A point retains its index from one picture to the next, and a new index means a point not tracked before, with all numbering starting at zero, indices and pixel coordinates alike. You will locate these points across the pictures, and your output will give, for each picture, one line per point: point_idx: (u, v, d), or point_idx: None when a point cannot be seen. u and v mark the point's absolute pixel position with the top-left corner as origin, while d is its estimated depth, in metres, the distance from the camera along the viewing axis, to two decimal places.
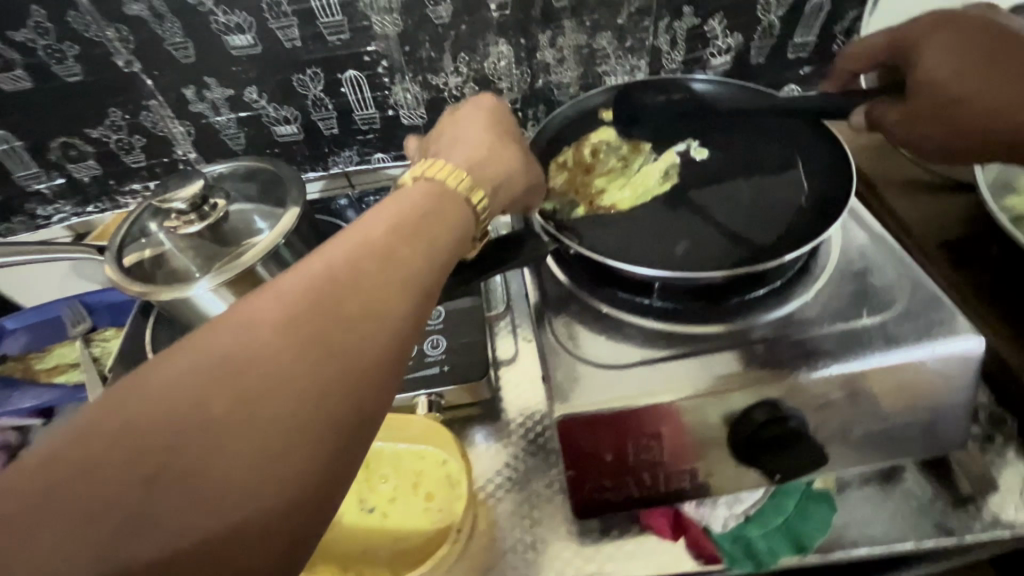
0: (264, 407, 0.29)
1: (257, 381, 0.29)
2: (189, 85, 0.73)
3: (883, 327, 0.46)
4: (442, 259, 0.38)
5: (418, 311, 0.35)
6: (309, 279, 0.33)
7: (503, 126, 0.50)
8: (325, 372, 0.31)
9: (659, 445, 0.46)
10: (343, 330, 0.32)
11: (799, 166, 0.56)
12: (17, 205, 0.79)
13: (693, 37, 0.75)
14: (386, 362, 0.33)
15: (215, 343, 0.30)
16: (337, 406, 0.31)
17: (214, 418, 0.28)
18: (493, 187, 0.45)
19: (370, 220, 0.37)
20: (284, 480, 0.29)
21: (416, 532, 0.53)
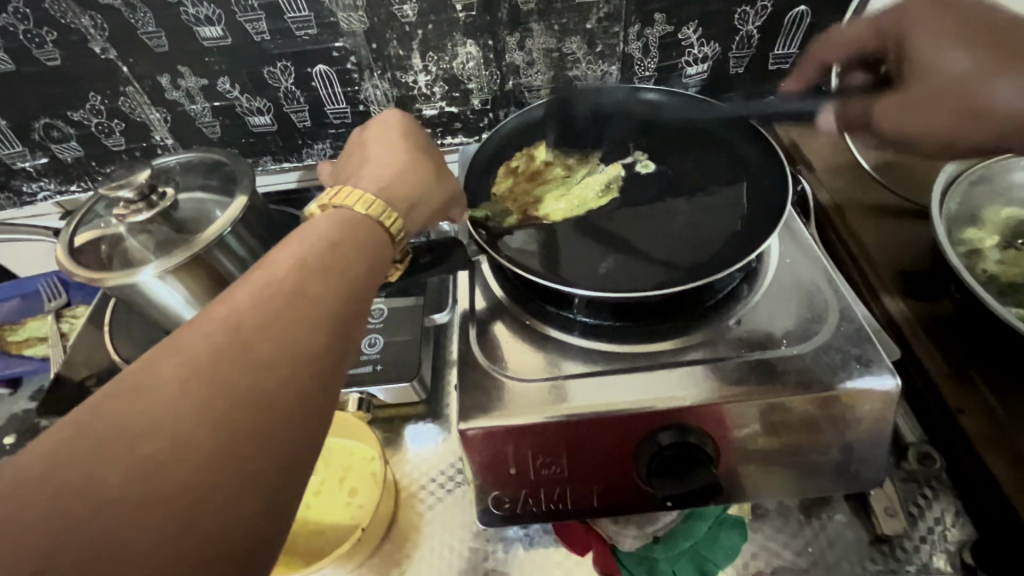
0: (168, 467, 0.27)
1: (153, 436, 0.28)
2: (163, 73, 0.74)
3: (799, 360, 0.46)
4: (359, 287, 0.37)
5: (338, 341, 0.34)
6: (210, 330, 0.32)
7: (413, 143, 0.51)
8: (233, 417, 0.29)
9: (563, 463, 0.46)
10: (251, 375, 0.31)
11: (743, 187, 0.55)
12: (4, 181, 0.83)
13: (666, 45, 0.73)
14: (307, 395, 0.32)
15: (110, 410, 0.29)
16: (253, 455, 0.29)
17: (107, 483, 0.26)
18: (405, 205, 0.45)
19: (278, 260, 0.36)
20: (203, 544, 0.27)
21: (335, 526, 0.55)
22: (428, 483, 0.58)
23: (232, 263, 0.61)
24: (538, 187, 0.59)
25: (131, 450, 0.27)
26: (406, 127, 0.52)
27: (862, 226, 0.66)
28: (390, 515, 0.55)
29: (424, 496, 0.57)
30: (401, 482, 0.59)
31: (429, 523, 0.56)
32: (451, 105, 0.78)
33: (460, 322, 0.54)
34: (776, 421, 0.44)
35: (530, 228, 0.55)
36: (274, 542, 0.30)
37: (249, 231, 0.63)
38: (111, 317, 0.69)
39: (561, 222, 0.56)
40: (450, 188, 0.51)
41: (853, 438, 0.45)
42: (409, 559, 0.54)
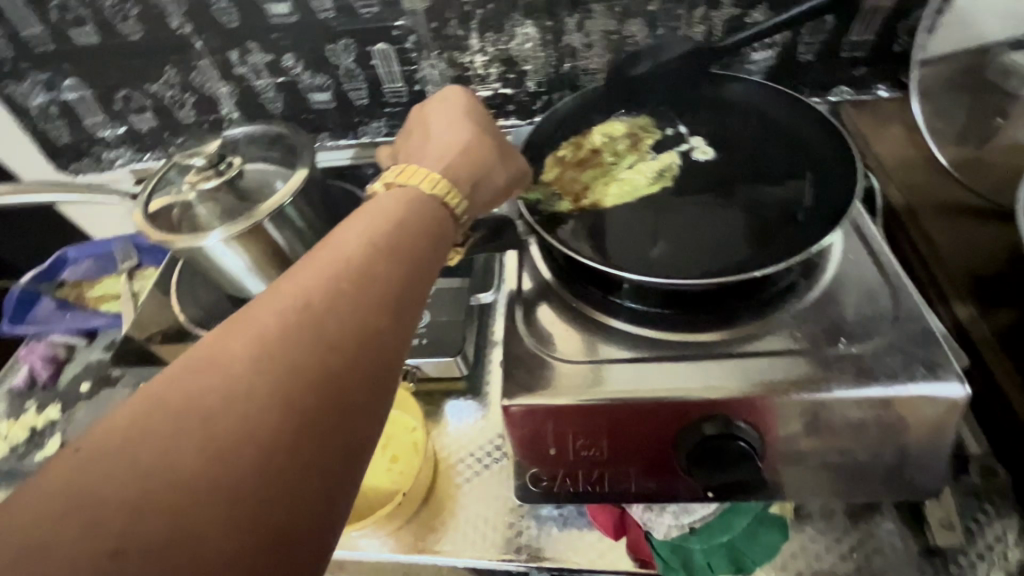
0: (240, 438, 0.28)
1: (229, 409, 0.29)
2: (233, 49, 0.78)
3: (858, 359, 0.44)
4: (418, 270, 0.38)
5: (398, 322, 0.35)
6: (279, 309, 0.32)
7: (478, 121, 0.52)
8: (302, 393, 0.30)
9: (602, 446, 0.46)
10: (318, 351, 0.31)
11: (807, 178, 0.53)
12: (86, 149, 0.89)
13: (731, 29, 0.70)
14: (370, 372, 0.33)
15: (186, 383, 0.30)
16: (320, 432, 0.30)
17: (186, 452, 0.27)
18: (470, 183, 0.46)
19: (342, 240, 0.36)
20: (275, 519, 0.28)
21: (377, 489, 0.57)
22: (465, 457, 0.60)
23: (290, 234, 0.64)
24: (586, 174, 0.58)
25: (206, 423, 0.28)
26: (469, 107, 0.53)
27: (933, 225, 0.62)
28: (427, 486, 0.57)
29: (461, 470, 0.59)
30: (441, 454, 0.60)
31: (465, 495, 0.57)
32: (505, 86, 0.78)
33: (507, 302, 0.54)
34: (828, 419, 0.43)
35: (580, 210, 0.55)
36: (338, 519, 0.30)
37: (307, 203, 0.65)
38: (178, 279, 0.74)
39: (611, 207, 0.55)
40: (512, 164, 0.52)
41: (911, 443, 0.43)
42: (445, 529, 0.55)
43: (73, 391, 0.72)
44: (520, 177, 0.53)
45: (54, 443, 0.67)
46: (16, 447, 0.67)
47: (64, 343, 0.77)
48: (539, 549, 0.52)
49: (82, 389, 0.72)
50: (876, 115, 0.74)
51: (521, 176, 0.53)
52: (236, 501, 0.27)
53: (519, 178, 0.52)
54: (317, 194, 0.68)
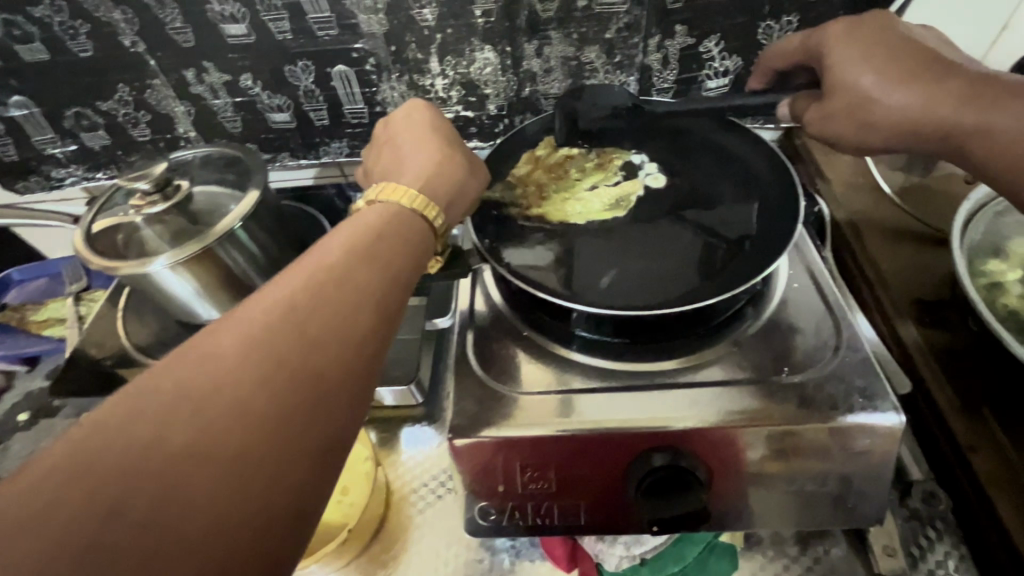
0: (222, 434, 0.27)
1: (212, 405, 0.28)
2: (189, 68, 0.76)
3: (801, 388, 0.44)
4: (402, 276, 0.37)
5: (384, 325, 0.35)
6: (264, 309, 0.31)
7: (449, 140, 0.52)
8: (287, 391, 0.29)
9: (549, 481, 0.45)
10: (303, 349, 0.31)
11: (754, 207, 0.54)
12: (35, 166, 0.86)
13: (686, 58, 0.72)
14: (356, 373, 0.32)
15: (168, 377, 0.28)
16: (303, 430, 0.29)
17: (164, 449, 0.26)
18: (445, 200, 0.46)
19: (326, 245, 0.36)
20: (251, 523, 0.26)
21: (325, 523, 0.54)
22: (418, 488, 0.59)
23: (241, 258, 0.63)
24: (552, 180, 0.59)
25: (190, 418, 0.27)
26: (438, 122, 0.53)
27: (878, 249, 0.64)
28: (378, 518, 0.56)
29: (415, 501, 0.58)
30: (395, 483, 0.59)
31: (418, 527, 0.56)
32: (467, 109, 0.79)
33: (459, 329, 0.54)
34: (773, 450, 0.43)
35: (532, 229, 0.55)
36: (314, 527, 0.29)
37: (260, 226, 0.64)
38: (124, 303, 0.71)
39: (565, 220, 0.55)
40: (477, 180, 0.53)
41: (854, 472, 0.44)
42: (397, 562, 0.54)
43: (10, 421, 0.68)
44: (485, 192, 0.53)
45: None
46: None
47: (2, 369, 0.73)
48: None
49: (20, 419, 0.68)
50: None
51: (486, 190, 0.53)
52: (219, 494, 0.26)
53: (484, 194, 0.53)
54: (271, 217, 0.67)
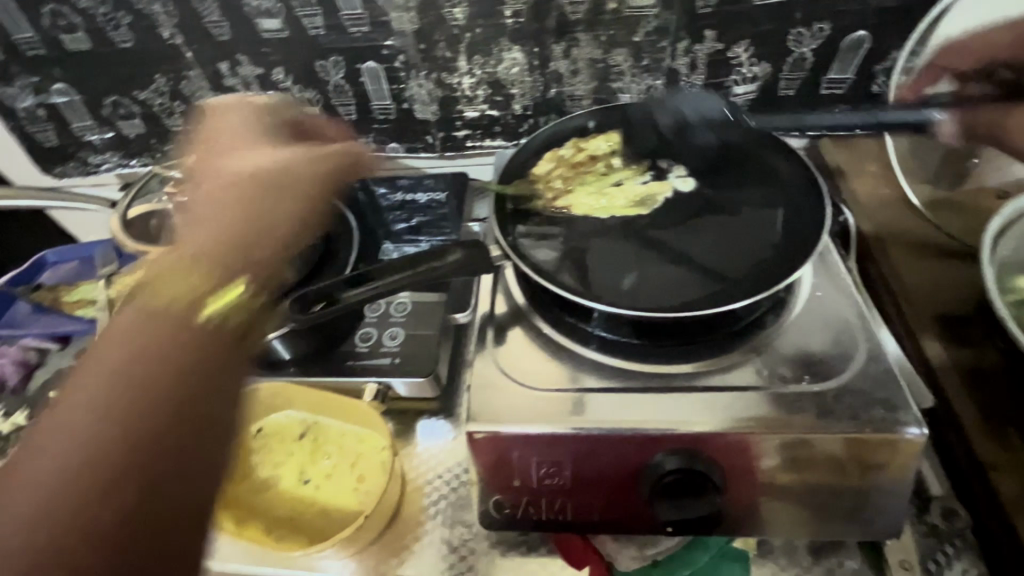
0: (80, 458, 0.32)
1: (70, 434, 0.33)
2: (223, 60, 0.78)
3: (820, 397, 0.44)
4: (240, 297, 0.41)
5: (222, 348, 0.39)
6: (124, 335, 0.37)
7: (229, 145, 0.53)
8: (120, 418, 0.34)
9: (563, 477, 0.46)
10: (133, 377, 0.35)
11: (779, 214, 0.54)
12: (72, 152, 0.88)
13: (715, 63, 0.72)
14: (217, 406, 0.37)
15: (51, 419, 0.34)
16: (157, 457, 0.34)
17: (25, 475, 0.32)
18: (242, 244, 0.45)
19: (151, 275, 0.41)
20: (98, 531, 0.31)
21: (343, 509, 0.56)
22: (431, 482, 0.59)
23: None
24: (575, 178, 0.59)
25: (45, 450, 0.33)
26: (261, 136, 0.55)
27: (904, 262, 0.63)
28: (393, 507, 0.57)
29: (429, 493, 0.58)
30: (409, 474, 0.60)
31: (431, 518, 0.57)
32: (492, 108, 0.80)
33: (479, 325, 0.54)
34: (785, 457, 0.43)
35: (555, 227, 0.55)
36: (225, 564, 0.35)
37: None
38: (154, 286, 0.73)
39: (585, 220, 0.55)
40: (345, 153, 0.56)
41: (872, 484, 0.43)
42: (410, 551, 0.55)
43: (41, 397, 0.71)
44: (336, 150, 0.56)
45: None
46: None
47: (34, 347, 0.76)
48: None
49: (50, 395, 0.71)
50: (854, 152, 0.75)
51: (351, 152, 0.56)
52: (71, 512, 0.31)
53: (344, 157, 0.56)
54: None
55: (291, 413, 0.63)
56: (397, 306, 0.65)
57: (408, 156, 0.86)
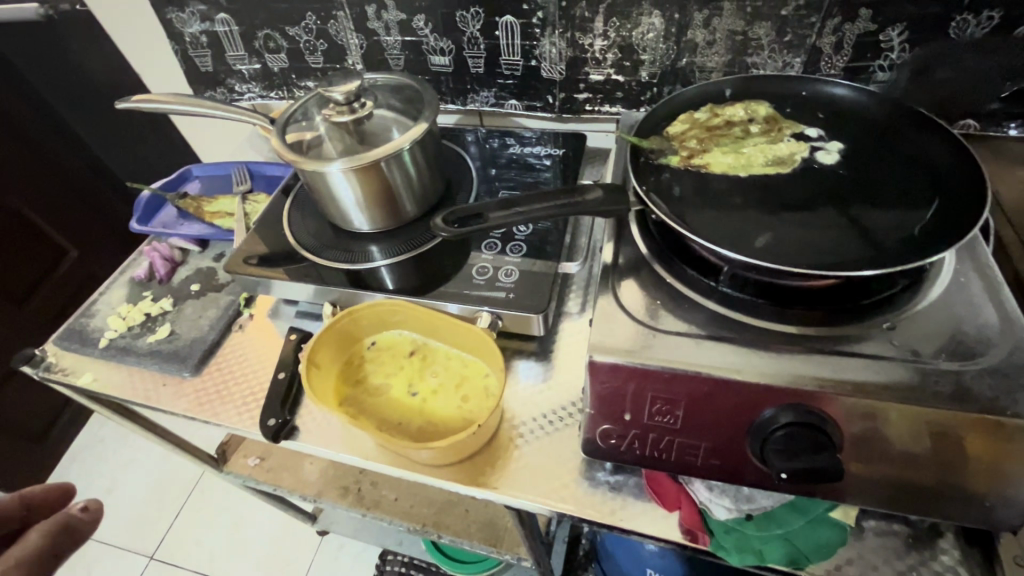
0: None
1: None
2: (372, 4, 0.83)
3: (958, 376, 0.43)
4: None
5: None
6: None
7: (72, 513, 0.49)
8: None
9: (675, 417, 0.47)
10: None
11: (930, 194, 0.52)
12: (223, 79, 0.97)
13: (862, 45, 0.70)
14: None
15: None
16: None
17: None
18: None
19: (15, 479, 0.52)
20: None
21: (446, 423, 0.60)
22: (527, 413, 0.63)
23: (400, 178, 0.69)
24: (709, 139, 0.59)
25: None
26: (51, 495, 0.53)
27: None
28: (491, 429, 0.60)
29: (524, 423, 0.62)
30: (507, 402, 0.64)
31: (527, 445, 0.60)
32: (619, 73, 0.81)
33: (600, 270, 0.56)
34: (912, 430, 0.43)
35: (688, 182, 0.56)
36: None
37: (422, 152, 0.70)
38: (290, 202, 0.80)
39: (718, 177, 0.56)
40: (48, 489, 0.53)
41: (998, 471, 0.43)
42: (504, 470, 0.59)
43: (183, 289, 0.79)
44: (76, 514, 0.49)
45: (164, 330, 0.74)
46: (132, 327, 0.75)
47: (179, 248, 0.84)
48: (592, 506, 0.55)
49: (191, 289, 0.79)
50: (1001, 153, 0.71)
51: (83, 519, 0.49)
52: None
53: (78, 520, 0.49)
54: (431, 146, 0.72)
55: (402, 333, 0.67)
56: (512, 248, 0.69)
57: (526, 114, 0.89)
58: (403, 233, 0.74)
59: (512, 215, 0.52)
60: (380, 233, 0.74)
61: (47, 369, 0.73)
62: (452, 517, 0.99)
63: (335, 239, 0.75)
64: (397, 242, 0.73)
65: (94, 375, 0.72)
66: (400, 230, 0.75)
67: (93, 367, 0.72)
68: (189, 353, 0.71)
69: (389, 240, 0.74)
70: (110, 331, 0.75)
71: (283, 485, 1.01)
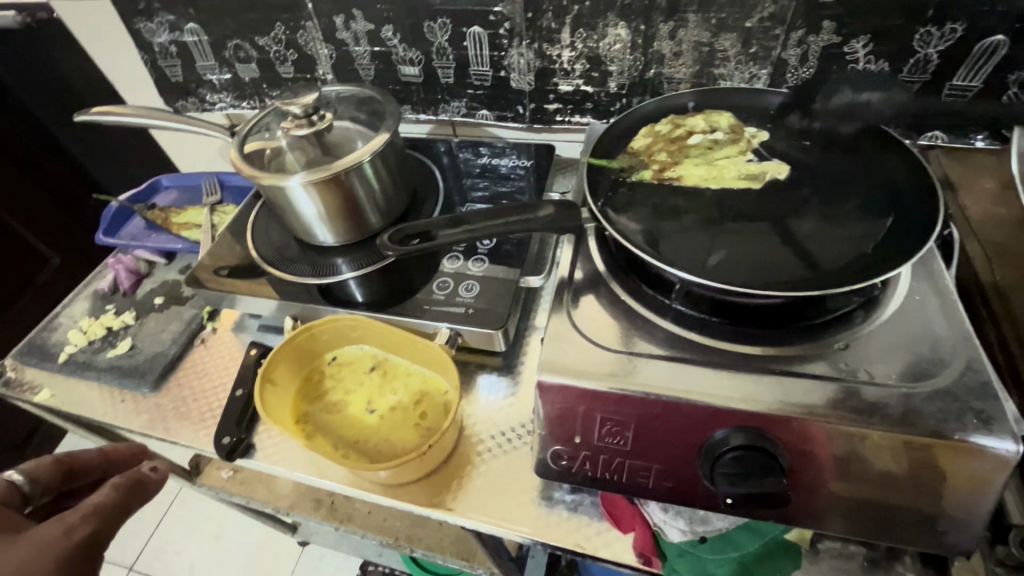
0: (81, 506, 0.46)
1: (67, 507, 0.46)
2: (340, 14, 0.83)
3: (908, 399, 0.43)
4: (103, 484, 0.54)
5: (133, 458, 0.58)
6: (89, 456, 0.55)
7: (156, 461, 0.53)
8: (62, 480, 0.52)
9: (625, 438, 0.47)
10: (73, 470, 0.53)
11: (885, 210, 0.51)
12: (194, 89, 0.96)
13: (827, 57, 0.69)
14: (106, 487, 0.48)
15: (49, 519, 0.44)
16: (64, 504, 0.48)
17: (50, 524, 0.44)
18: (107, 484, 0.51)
19: (85, 454, 0.54)
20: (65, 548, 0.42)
21: (403, 441, 0.59)
22: (486, 430, 0.62)
23: (362, 191, 0.68)
24: (678, 151, 0.59)
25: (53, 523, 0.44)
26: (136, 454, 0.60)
27: None
28: (448, 448, 0.59)
29: (483, 440, 0.61)
30: (468, 420, 0.63)
31: (485, 463, 0.59)
32: (587, 84, 0.80)
33: (556, 286, 0.55)
34: (863, 454, 0.42)
35: (644, 197, 0.55)
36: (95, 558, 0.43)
37: (384, 164, 0.69)
38: (255, 215, 0.79)
39: (676, 192, 0.55)
40: (123, 450, 0.58)
41: (948, 495, 0.42)
42: (461, 489, 0.58)
43: (147, 302, 0.78)
44: (146, 471, 0.51)
45: (125, 344, 0.73)
46: (93, 341, 0.74)
47: (146, 259, 0.83)
48: (547, 527, 0.54)
49: (155, 302, 0.78)
50: (968, 165, 0.70)
51: (152, 476, 0.51)
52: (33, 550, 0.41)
53: (147, 477, 0.51)
54: (394, 158, 0.71)
55: (363, 348, 0.67)
56: (475, 262, 0.68)
57: (497, 124, 0.89)
58: (369, 247, 0.73)
59: (463, 232, 0.51)
60: (345, 247, 0.73)
61: (5, 384, 0.72)
62: (426, 530, 0.98)
63: (300, 253, 0.74)
64: (361, 256, 0.72)
65: (52, 390, 0.71)
66: (364, 243, 0.74)
67: (51, 383, 0.71)
68: (149, 369, 0.70)
69: (353, 253, 0.73)
70: (71, 346, 0.74)
71: (255, 498, 1.00)
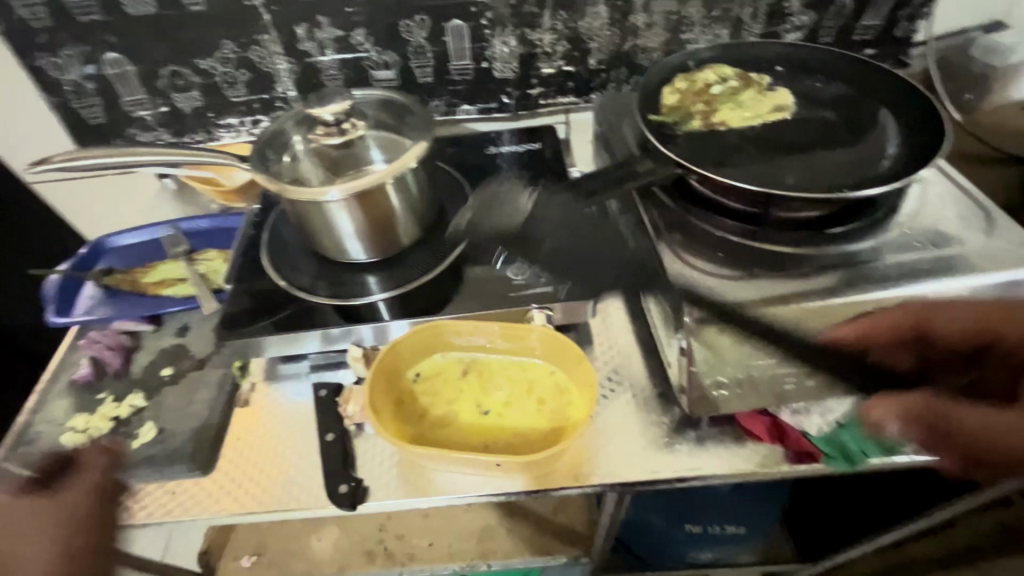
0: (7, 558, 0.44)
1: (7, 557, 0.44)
2: (302, 23, 0.77)
3: (963, 259, 0.54)
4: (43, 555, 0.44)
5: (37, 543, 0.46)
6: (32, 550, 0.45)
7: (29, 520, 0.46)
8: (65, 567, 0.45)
9: (771, 351, 0.51)
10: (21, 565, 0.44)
11: (888, 119, 0.62)
12: (119, 129, 0.82)
13: (772, 13, 0.81)
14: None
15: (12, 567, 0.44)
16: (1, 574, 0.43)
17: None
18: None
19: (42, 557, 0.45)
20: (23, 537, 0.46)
21: (532, 430, 0.58)
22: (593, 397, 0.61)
23: (402, 199, 0.63)
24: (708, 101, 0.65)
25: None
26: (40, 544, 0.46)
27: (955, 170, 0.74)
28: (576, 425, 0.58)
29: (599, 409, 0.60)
30: None
31: (613, 429, 0.59)
32: (569, 63, 0.84)
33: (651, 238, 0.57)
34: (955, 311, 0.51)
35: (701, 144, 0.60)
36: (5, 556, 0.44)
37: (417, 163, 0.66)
38: (266, 244, 0.71)
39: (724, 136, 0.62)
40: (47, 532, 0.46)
41: None
42: (593, 458, 0.57)
43: (151, 376, 0.66)
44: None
45: (149, 429, 0.60)
46: (99, 439, 0.61)
47: (127, 331, 0.70)
48: (698, 467, 0.55)
49: (161, 375, 0.66)
50: None
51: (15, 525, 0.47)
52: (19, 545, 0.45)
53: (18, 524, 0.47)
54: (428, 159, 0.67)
55: (446, 355, 0.63)
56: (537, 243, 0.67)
57: (482, 117, 0.88)
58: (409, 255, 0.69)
59: None
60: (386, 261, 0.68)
61: None
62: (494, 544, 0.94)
63: (335, 276, 0.67)
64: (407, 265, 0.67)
65: None
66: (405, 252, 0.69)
67: None
68: (191, 448, 0.59)
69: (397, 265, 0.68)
70: (71, 452, 0.60)
71: None
